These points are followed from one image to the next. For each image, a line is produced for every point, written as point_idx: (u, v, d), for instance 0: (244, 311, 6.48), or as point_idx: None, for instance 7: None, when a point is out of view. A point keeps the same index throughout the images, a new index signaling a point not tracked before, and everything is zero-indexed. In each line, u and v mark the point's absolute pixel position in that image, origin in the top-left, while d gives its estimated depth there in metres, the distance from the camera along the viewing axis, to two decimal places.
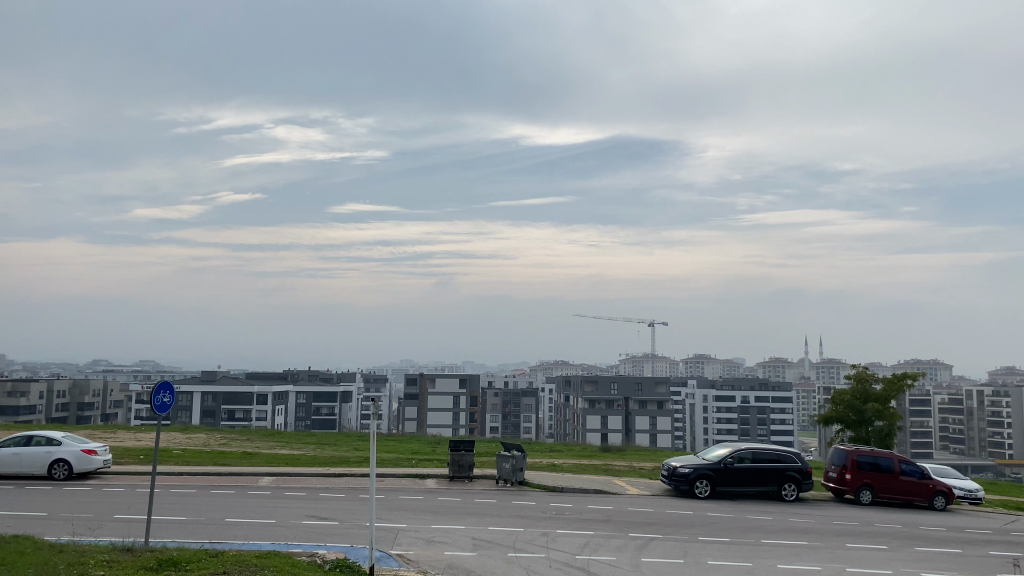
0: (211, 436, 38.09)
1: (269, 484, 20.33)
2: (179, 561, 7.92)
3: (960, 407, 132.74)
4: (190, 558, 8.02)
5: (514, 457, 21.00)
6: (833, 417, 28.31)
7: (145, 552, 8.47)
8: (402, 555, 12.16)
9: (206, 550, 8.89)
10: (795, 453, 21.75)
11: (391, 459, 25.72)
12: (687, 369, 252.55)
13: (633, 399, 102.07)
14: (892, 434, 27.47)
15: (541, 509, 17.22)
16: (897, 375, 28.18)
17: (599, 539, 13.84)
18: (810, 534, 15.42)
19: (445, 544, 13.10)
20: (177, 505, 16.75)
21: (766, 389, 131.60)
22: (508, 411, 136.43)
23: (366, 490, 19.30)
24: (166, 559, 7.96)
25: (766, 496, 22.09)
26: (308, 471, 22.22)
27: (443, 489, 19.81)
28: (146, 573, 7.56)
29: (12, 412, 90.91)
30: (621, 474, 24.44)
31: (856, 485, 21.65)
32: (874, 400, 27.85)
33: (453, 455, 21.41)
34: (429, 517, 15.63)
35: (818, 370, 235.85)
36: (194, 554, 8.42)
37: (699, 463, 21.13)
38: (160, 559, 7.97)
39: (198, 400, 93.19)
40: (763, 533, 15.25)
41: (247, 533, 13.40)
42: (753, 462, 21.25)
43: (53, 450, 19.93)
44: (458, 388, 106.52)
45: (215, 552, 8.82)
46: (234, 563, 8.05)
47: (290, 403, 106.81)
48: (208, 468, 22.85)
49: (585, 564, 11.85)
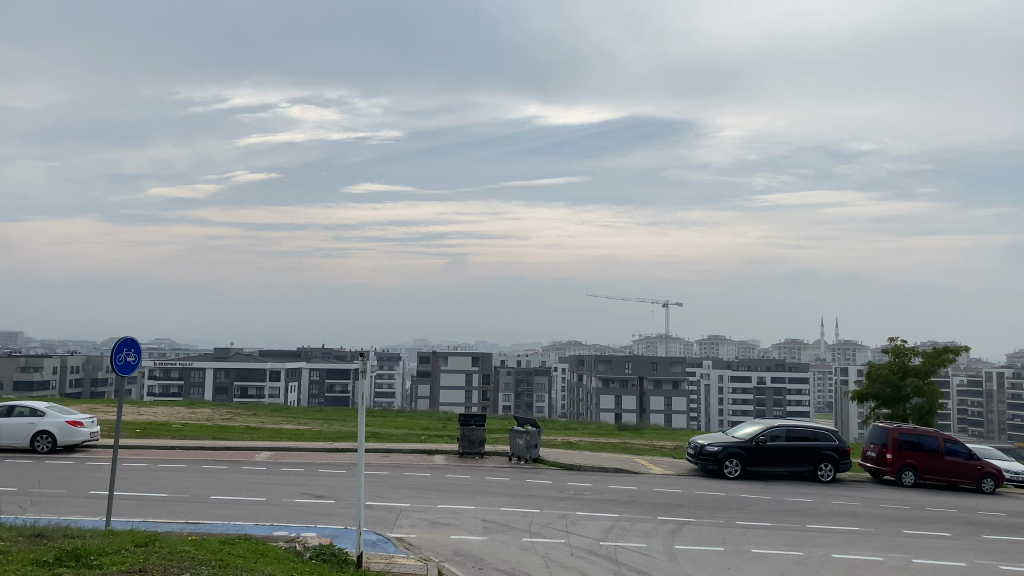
0: (216, 410, 37.00)
1: (267, 459, 19.01)
2: (100, 550, 6.24)
3: (980, 389, 130.44)
4: (116, 548, 6.34)
5: (528, 433, 19.50)
6: (868, 393, 26.72)
7: (73, 538, 6.86)
8: (401, 539, 10.64)
9: (144, 536, 7.22)
10: (834, 431, 20.18)
11: (400, 435, 24.51)
12: (701, 350, 250.58)
13: (648, 378, 100.86)
14: (932, 412, 25.71)
15: (558, 488, 15.75)
16: (938, 348, 26.52)
17: (626, 523, 12.31)
18: (858, 520, 13.80)
19: (451, 527, 11.60)
20: (156, 481, 15.32)
21: (783, 369, 129.61)
22: (520, 390, 135.97)
23: (370, 466, 17.93)
24: (84, 547, 6.27)
25: (799, 477, 20.54)
26: (309, 446, 20.86)
27: (451, 466, 18.36)
28: (59, 564, 5.87)
29: (25, 387, 90.43)
30: (641, 452, 22.99)
31: (897, 466, 20.03)
32: (912, 374, 26.25)
33: (462, 430, 19.97)
34: (434, 496, 14.19)
35: (834, 352, 233.67)
36: (122, 542, 6.70)
37: (728, 441, 19.57)
38: (76, 547, 6.25)
39: (210, 376, 92.50)
40: (805, 519, 13.66)
41: (231, 513, 11.91)
42: (787, 440, 19.69)
43: (36, 421, 18.61)
44: (470, 365, 105.05)
45: (159, 539, 7.18)
46: (175, 555, 6.37)
47: (303, 380, 105.97)
48: (204, 441, 21.56)
49: (612, 552, 10.26)
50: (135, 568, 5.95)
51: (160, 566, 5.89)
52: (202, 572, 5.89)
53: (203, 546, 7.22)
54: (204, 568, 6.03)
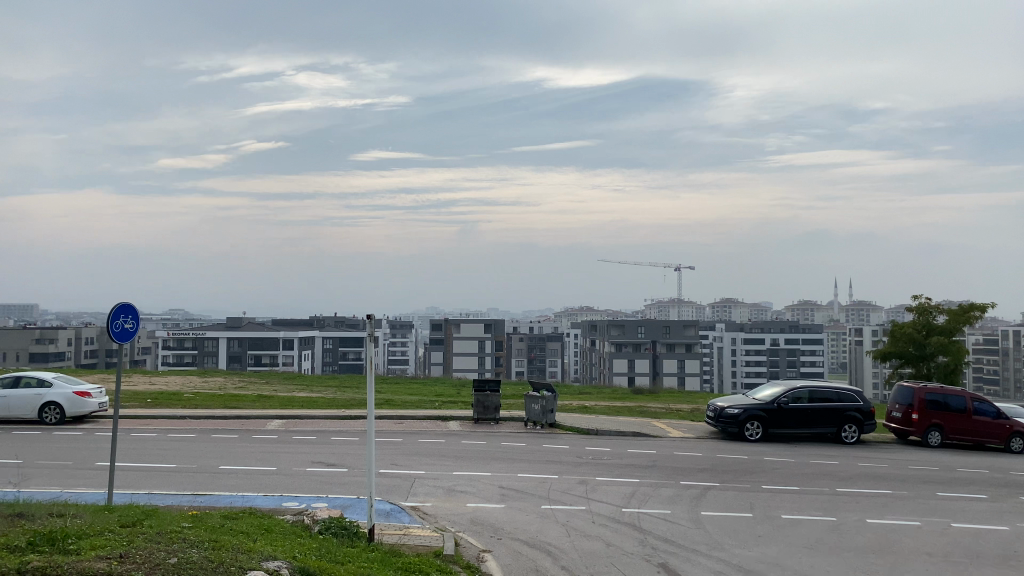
0: (229, 380, 36.88)
1: (278, 427, 18.70)
2: (86, 533, 5.76)
3: (995, 347, 129.41)
4: (102, 529, 5.86)
5: (543, 398, 19.09)
6: (891, 352, 26.13)
7: (63, 517, 6.41)
8: (416, 508, 10.22)
9: (136, 514, 6.77)
10: (858, 392, 19.62)
11: (413, 401, 24.22)
12: (713, 313, 249.62)
13: (661, 342, 100.47)
14: (957, 371, 25.09)
15: (577, 453, 15.31)
16: (963, 306, 25.83)
17: (648, 489, 11.86)
18: (887, 482, 13.32)
19: (468, 495, 11.18)
20: (165, 452, 14.98)
21: (796, 331, 128.93)
22: (533, 356, 136.34)
23: (383, 433, 17.55)
24: (70, 530, 5.78)
25: (822, 439, 20.08)
26: (321, 413, 20.58)
27: (467, 432, 18.00)
28: (43, 544, 5.40)
29: (41, 359, 91.07)
30: (659, 415, 22.56)
31: (923, 426, 19.51)
32: (937, 333, 25.59)
33: (477, 396, 19.56)
34: (450, 463, 13.80)
35: (847, 313, 232.37)
36: (111, 523, 6.20)
37: (749, 403, 19.06)
38: (60, 529, 5.79)
39: (224, 345, 92.72)
40: (835, 481, 13.16)
41: (240, 483, 11.52)
42: (810, 401, 19.18)
43: (44, 392, 18.32)
44: (483, 332, 104.71)
45: (149, 515, 6.71)
46: (165, 536, 5.88)
47: (316, 348, 106.34)
48: (216, 410, 21.28)
49: (636, 520, 9.80)
50: (124, 549, 5.48)
51: (144, 548, 5.42)
52: (194, 554, 5.46)
53: (200, 521, 6.75)
54: (195, 547, 5.63)
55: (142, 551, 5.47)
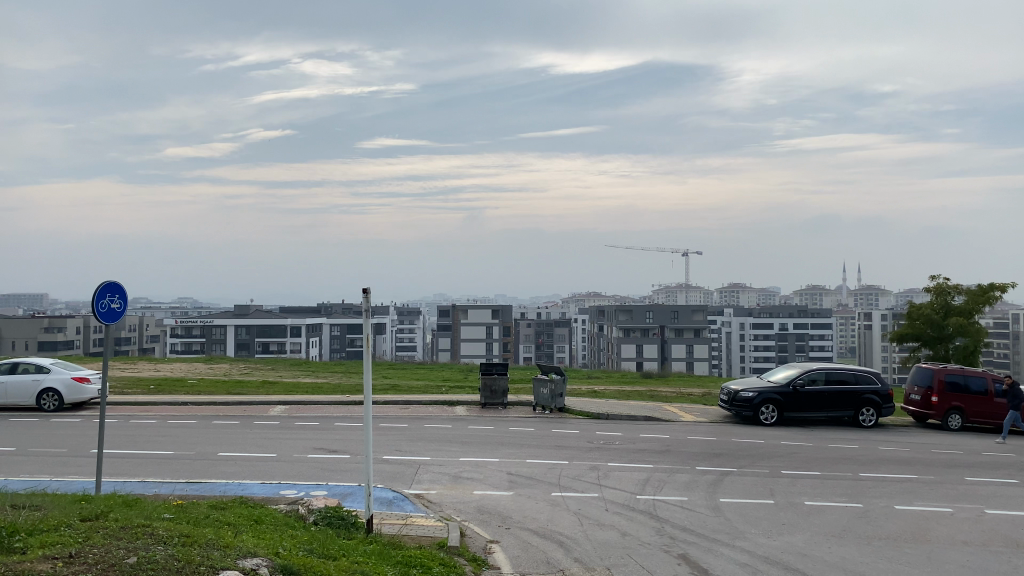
0: (234, 366, 36.53)
1: (280, 413, 18.25)
2: (44, 528, 5.27)
3: (1006, 331, 128.43)
4: (62, 526, 5.36)
5: (552, 381, 18.58)
6: (909, 333, 25.56)
7: (29, 510, 5.93)
8: (420, 496, 9.74)
9: (109, 504, 6.28)
10: (875, 374, 19.06)
11: (420, 386, 23.76)
12: (722, 298, 248.55)
13: (669, 327, 99.95)
14: (977, 352, 24.46)
15: (587, 438, 14.81)
16: (982, 287, 25.18)
17: (662, 475, 11.37)
18: (912, 466, 12.78)
19: (474, 482, 10.70)
20: (162, 438, 14.55)
21: (805, 315, 128.07)
22: (541, 341, 136.22)
23: (388, 418, 17.07)
24: (29, 525, 5.30)
25: (839, 422, 19.53)
26: (325, 399, 20.15)
27: (473, 416, 17.52)
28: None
29: (51, 348, 91.26)
30: (669, 399, 22.02)
31: (943, 409, 18.96)
32: (956, 314, 24.99)
33: (484, 379, 19.10)
34: (457, 449, 13.31)
35: (856, 297, 231.17)
36: (73, 517, 5.68)
37: (764, 387, 18.54)
38: (19, 525, 5.31)
39: (231, 333, 92.54)
40: (856, 466, 12.65)
41: (238, 470, 11.08)
42: (826, 383, 18.64)
43: (41, 378, 17.93)
44: (490, 318, 103.97)
45: (121, 507, 6.21)
46: (132, 531, 5.39)
47: (324, 335, 106.06)
48: (219, 396, 20.89)
49: (652, 507, 9.30)
50: (83, 548, 4.97)
51: (101, 547, 4.94)
52: (158, 552, 4.98)
53: (178, 513, 6.25)
54: (161, 545, 5.14)
55: (101, 549, 4.98)
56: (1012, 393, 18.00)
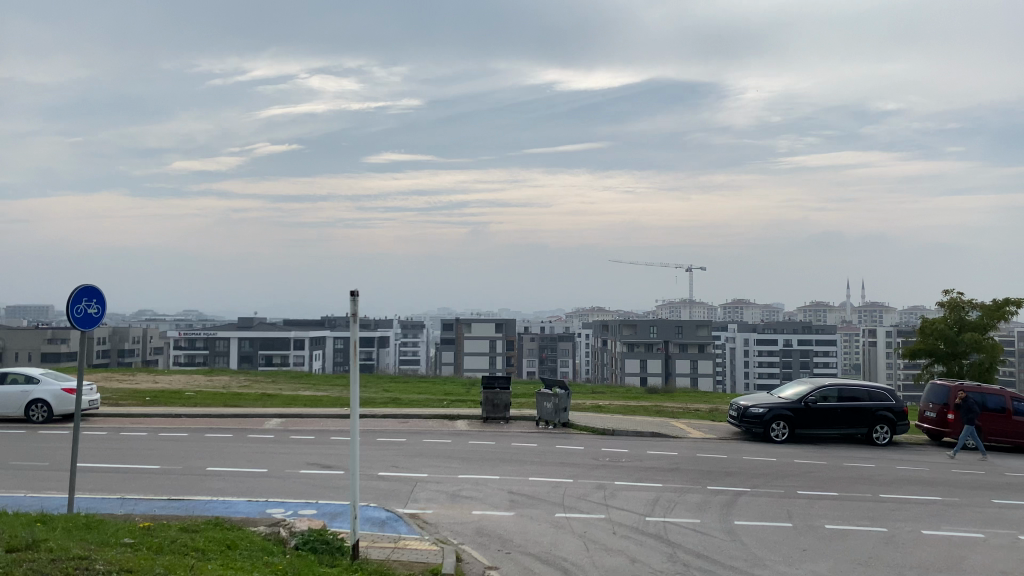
0: (233, 378, 35.99)
1: (276, 426, 17.69)
2: None
3: (1012, 349, 127.41)
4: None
5: (556, 396, 17.99)
6: (921, 349, 25.01)
7: None
8: (415, 516, 9.15)
9: (68, 527, 5.75)
10: (890, 391, 18.42)
11: (421, 400, 23.20)
12: (725, 314, 247.84)
13: (674, 342, 99.23)
14: (993, 368, 23.83)
15: (593, 455, 14.19)
16: (998, 302, 24.56)
17: (673, 495, 10.75)
18: (935, 487, 12.16)
19: (473, 502, 10.10)
20: (149, 452, 13.98)
21: (810, 332, 127.31)
22: (544, 356, 135.59)
23: (386, 433, 16.46)
24: None
25: (854, 440, 18.91)
26: (323, 412, 19.56)
27: (475, 431, 16.94)
28: None
29: (52, 359, 90.95)
30: (677, 415, 21.38)
31: (960, 428, 18.30)
32: (971, 329, 24.40)
33: (486, 394, 18.53)
34: (456, 466, 12.70)
35: (861, 314, 230.38)
36: (16, 546, 5.11)
37: (775, 402, 17.94)
38: None
39: (234, 345, 92.09)
40: (877, 486, 12.02)
41: (225, 486, 10.51)
42: (839, 400, 18.03)
43: (30, 389, 17.40)
44: (494, 332, 103.42)
45: (77, 531, 5.64)
46: (82, 567, 4.82)
47: (326, 348, 105.42)
48: (215, 408, 20.36)
49: (663, 531, 8.71)
50: None
51: None
52: None
53: (144, 536, 5.72)
54: None
55: None
56: (964, 408, 17.54)
